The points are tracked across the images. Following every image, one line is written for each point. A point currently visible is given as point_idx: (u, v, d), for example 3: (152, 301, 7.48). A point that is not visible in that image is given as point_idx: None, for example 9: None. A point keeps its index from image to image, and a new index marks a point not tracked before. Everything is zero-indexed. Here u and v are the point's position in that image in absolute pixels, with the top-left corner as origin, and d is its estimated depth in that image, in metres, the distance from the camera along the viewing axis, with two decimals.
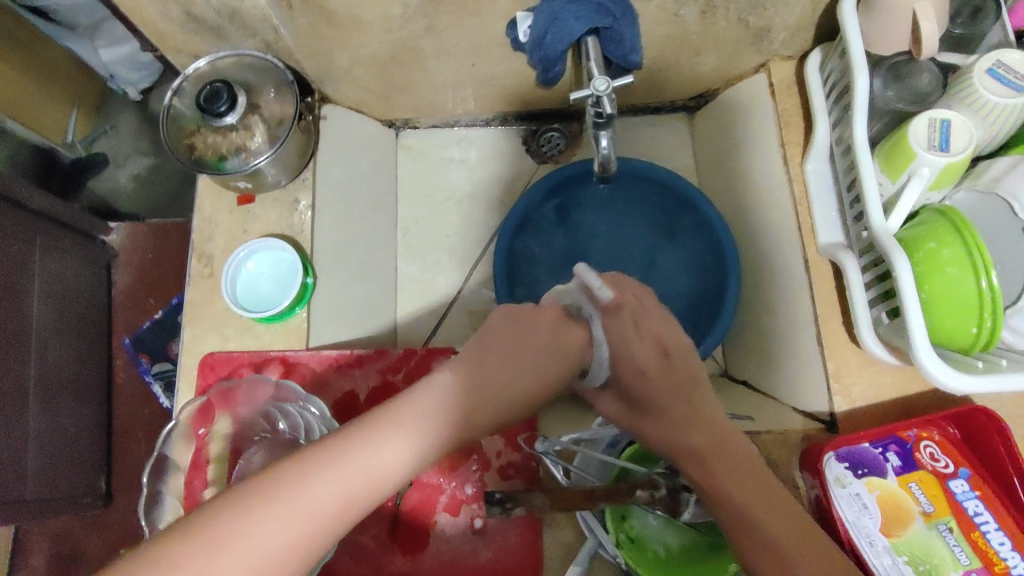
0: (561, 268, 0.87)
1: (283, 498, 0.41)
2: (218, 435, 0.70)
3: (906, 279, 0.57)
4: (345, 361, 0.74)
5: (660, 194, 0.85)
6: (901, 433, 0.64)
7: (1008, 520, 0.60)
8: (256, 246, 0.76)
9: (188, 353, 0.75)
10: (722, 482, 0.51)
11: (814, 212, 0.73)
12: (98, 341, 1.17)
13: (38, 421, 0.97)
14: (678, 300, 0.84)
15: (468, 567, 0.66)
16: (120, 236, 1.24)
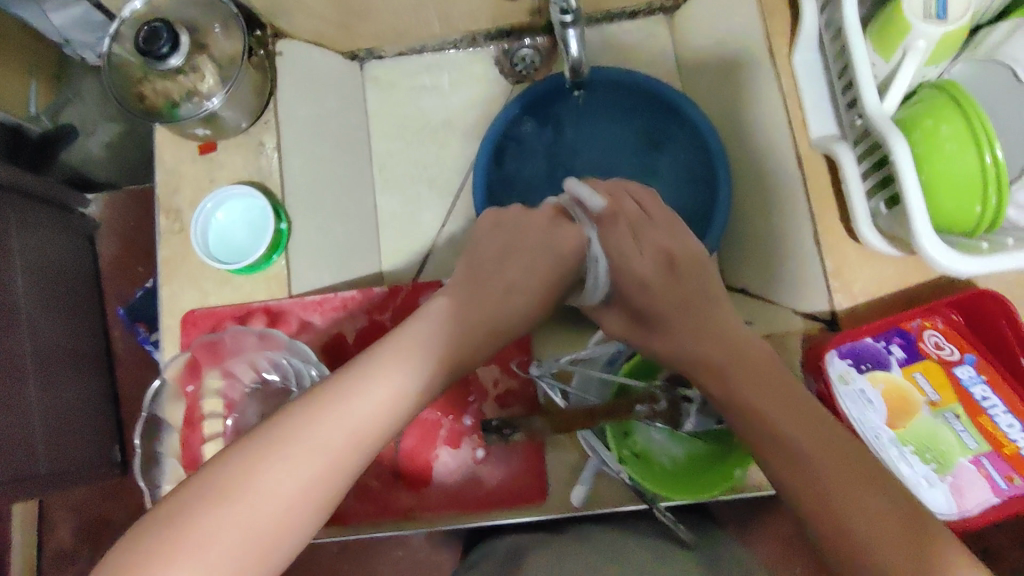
0: (546, 188, 0.83)
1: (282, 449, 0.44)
2: (209, 391, 0.69)
3: (905, 163, 0.53)
4: (328, 304, 0.72)
5: (644, 98, 0.81)
6: (904, 325, 0.62)
7: (1018, 402, 0.58)
8: (223, 194, 0.73)
9: (168, 312, 0.73)
10: (745, 390, 0.51)
11: (805, 105, 0.69)
12: (91, 312, 1.16)
13: (40, 397, 0.96)
14: (669, 207, 0.81)
15: (474, 498, 0.66)
16: (98, 208, 1.22)
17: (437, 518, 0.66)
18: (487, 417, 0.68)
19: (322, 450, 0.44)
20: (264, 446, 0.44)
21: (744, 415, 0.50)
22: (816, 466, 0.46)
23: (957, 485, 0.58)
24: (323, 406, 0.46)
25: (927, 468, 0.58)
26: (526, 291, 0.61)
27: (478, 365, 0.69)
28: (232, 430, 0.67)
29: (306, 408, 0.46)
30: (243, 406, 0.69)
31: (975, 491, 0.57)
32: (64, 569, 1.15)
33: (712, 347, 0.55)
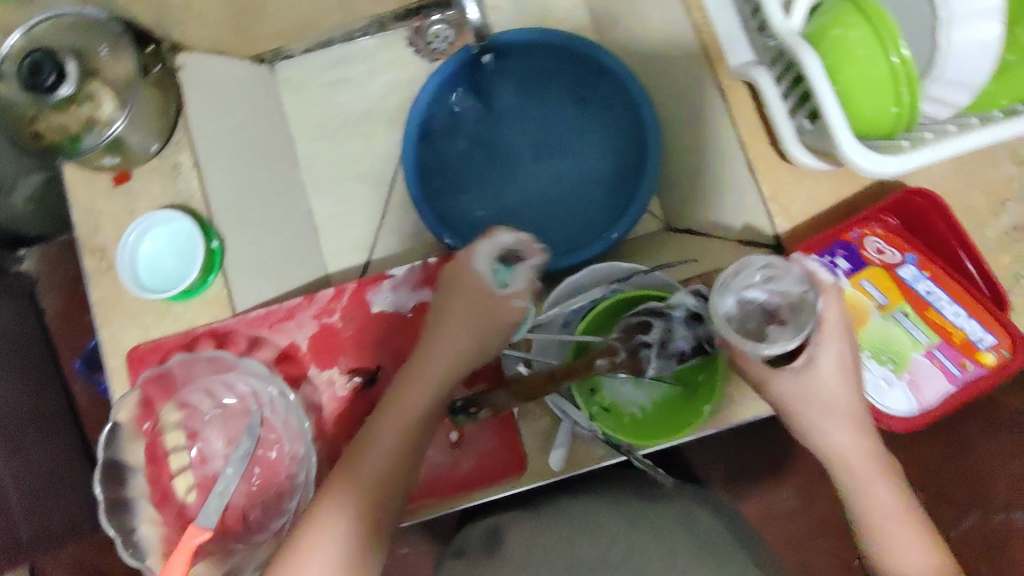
0: (482, 162, 0.81)
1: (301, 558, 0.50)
2: (169, 425, 0.66)
3: (818, 75, 0.53)
4: (275, 316, 0.69)
5: (567, 52, 0.77)
6: (845, 237, 0.64)
7: (961, 291, 0.62)
8: (146, 223, 0.70)
9: (110, 354, 0.70)
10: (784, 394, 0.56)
11: (718, 33, 0.68)
12: (47, 370, 1.12)
13: (8, 465, 0.92)
14: (602, 159, 0.80)
15: (452, 481, 0.65)
16: (33, 262, 1.17)
17: (419, 507, 0.64)
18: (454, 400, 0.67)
19: (351, 509, 0.52)
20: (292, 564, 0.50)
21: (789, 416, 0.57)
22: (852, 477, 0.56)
23: (915, 381, 0.63)
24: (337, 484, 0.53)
25: (885, 369, 0.63)
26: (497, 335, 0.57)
27: None
28: (199, 459, 0.65)
29: (314, 513, 0.52)
30: (206, 434, 0.66)
31: (932, 383, 0.62)
32: None
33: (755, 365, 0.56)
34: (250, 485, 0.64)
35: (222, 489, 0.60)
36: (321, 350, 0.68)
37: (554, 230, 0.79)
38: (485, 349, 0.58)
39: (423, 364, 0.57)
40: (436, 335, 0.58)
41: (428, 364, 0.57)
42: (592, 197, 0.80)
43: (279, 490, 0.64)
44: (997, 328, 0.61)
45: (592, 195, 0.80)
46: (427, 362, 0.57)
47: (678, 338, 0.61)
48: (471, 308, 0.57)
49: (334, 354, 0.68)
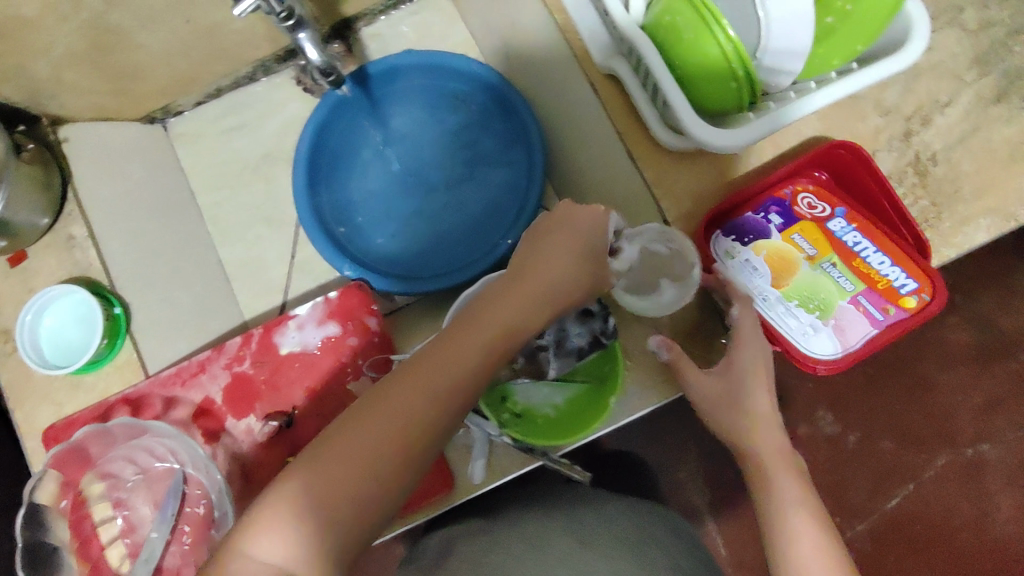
0: (385, 191, 0.82)
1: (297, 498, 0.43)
2: (93, 498, 0.65)
3: (654, 62, 0.56)
4: (186, 373, 0.69)
5: (455, 75, 0.80)
6: (778, 193, 0.65)
7: (887, 242, 0.62)
8: (40, 300, 0.70)
9: (27, 435, 0.69)
10: (706, 403, 0.61)
11: (580, 31, 0.68)
12: None
13: None
14: (500, 173, 0.81)
15: None
16: None
17: None
18: None
19: (364, 453, 0.44)
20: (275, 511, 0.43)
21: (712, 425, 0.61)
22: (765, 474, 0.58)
23: (840, 327, 0.61)
24: (358, 421, 0.45)
25: (812, 317, 0.61)
26: (566, 290, 0.55)
27: (351, 382, 0.68)
28: (128, 527, 0.65)
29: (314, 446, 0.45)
30: (132, 501, 0.66)
31: (856, 327, 0.60)
32: None
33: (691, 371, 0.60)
34: (181, 545, 0.63)
35: (148, 555, 0.62)
36: (237, 399, 0.68)
37: (453, 253, 0.79)
38: (548, 305, 0.54)
39: (493, 311, 0.51)
40: (512, 286, 0.53)
41: (496, 315, 0.51)
42: (490, 203, 0.81)
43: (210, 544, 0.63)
44: (918, 274, 0.61)
45: (490, 202, 0.81)
46: (499, 310, 0.52)
47: (573, 336, 0.64)
48: (561, 268, 0.55)
49: (251, 401, 0.68)
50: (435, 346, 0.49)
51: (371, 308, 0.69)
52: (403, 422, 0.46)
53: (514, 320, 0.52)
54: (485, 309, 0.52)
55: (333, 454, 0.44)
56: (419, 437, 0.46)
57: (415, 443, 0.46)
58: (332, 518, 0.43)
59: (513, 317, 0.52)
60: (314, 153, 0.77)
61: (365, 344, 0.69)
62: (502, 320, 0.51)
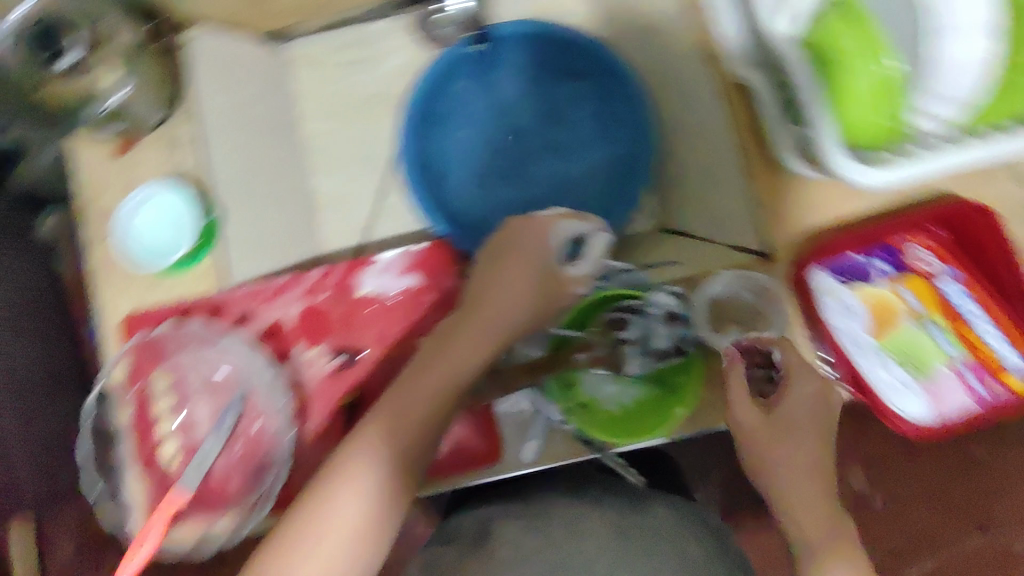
0: (481, 157, 0.82)
1: (336, 483, 0.53)
2: (159, 391, 0.68)
3: (806, 85, 0.55)
4: (265, 293, 0.70)
5: (585, 58, 0.78)
6: (890, 241, 0.62)
7: (1002, 315, 0.58)
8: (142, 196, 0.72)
9: (105, 318, 0.72)
10: (775, 451, 0.62)
11: (719, 30, 0.64)
12: None
13: None
14: (594, 169, 0.80)
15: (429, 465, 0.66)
16: None
17: None
18: None
19: (385, 442, 0.55)
20: (327, 493, 0.53)
21: (760, 469, 0.63)
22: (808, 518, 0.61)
23: (931, 388, 0.61)
24: (373, 425, 0.55)
25: (904, 373, 0.61)
26: (551, 292, 0.63)
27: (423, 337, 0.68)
28: (184, 427, 0.67)
29: (344, 448, 0.55)
30: (193, 402, 0.68)
31: (952, 394, 0.60)
32: None
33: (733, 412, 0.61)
34: (229, 456, 0.65)
35: (201, 460, 0.63)
36: (308, 329, 0.69)
37: (528, 234, 0.79)
38: (540, 296, 0.63)
39: (492, 305, 0.62)
40: (497, 286, 0.63)
41: (489, 307, 0.62)
42: (589, 188, 0.80)
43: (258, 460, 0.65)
44: None
45: (589, 187, 0.81)
46: (487, 307, 0.62)
47: (658, 336, 0.64)
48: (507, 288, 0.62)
49: (319, 334, 0.69)
50: (431, 346, 0.60)
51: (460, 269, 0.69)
52: (413, 418, 0.56)
53: (506, 312, 0.62)
54: (481, 308, 0.62)
55: (364, 450, 0.54)
56: (423, 421, 0.56)
57: (422, 424, 0.56)
58: (387, 489, 0.54)
59: (500, 306, 0.62)
60: (424, 112, 0.78)
61: (443, 302, 0.69)
62: (493, 312, 0.62)
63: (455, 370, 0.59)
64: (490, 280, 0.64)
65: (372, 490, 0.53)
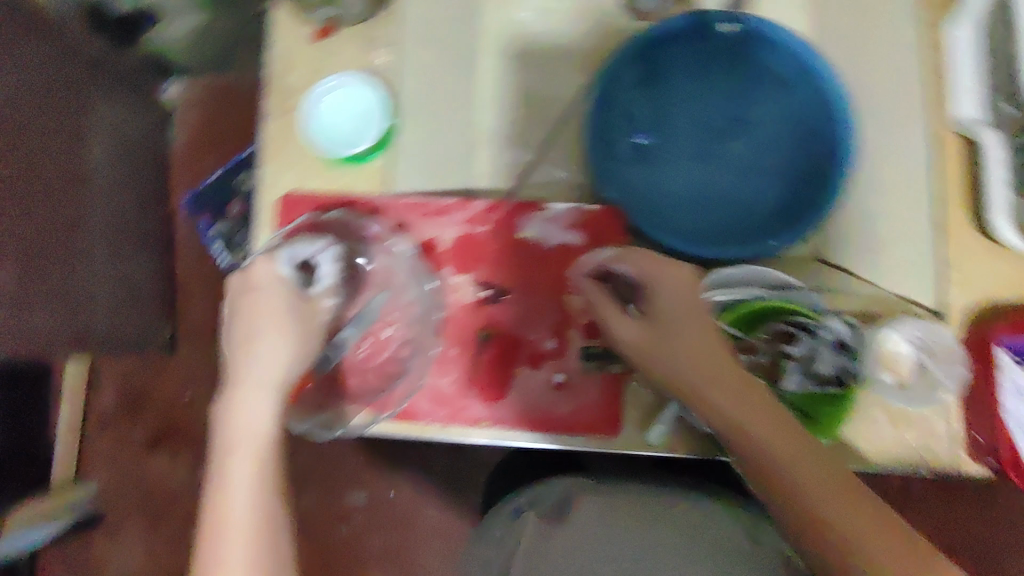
0: (653, 146, 0.75)
1: (219, 508, 0.57)
2: (300, 272, 0.69)
3: (994, 158, 0.67)
4: (428, 209, 0.70)
5: (800, 80, 0.72)
6: None
7: None
8: (343, 83, 0.72)
9: (264, 192, 0.73)
10: (725, 397, 0.56)
11: (955, 85, 0.69)
12: (149, 186, 1.34)
13: (105, 260, 1.17)
14: (757, 201, 0.73)
15: (543, 417, 0.66)
16: (176, 89, 1.44)
17: (505, 431, 0.66)
18: (572, 345, 0.67)
19: (244, 467, 0.58)
20: (214, 535, 0.56)
21: (726, 424, 0.55)
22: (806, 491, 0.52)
23: None
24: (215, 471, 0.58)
25: None
26: (304, 341, 0.65)
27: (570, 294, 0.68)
28: (317, 314, 0.68)
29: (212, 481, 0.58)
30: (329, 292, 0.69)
31: None
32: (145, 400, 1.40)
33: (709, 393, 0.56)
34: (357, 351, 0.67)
35: None
36: (464, 254, 0.69)
37: (667, 230, 0.71)
38: (294, 342, 0.64)
39: (245, 365, 0.63)
40: (232, 350, 0.64)
41: (265, 342, 0.63)
42: (763, 199, 0.73)
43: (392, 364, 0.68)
44: None
45: (763, 198, 0.73)
46: (235, 362, 0.63)
47: (823, 360, 0.61)
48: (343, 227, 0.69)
49: (472, 263, 0.69)
50: (227, 389, 0.62)
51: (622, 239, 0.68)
52: (236, 444, 0.59)
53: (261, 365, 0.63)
54: (239, 348, 0.64)
55: (221, 498, 0.57)
56: (262, 458, 0.59)
57: (264, 459, 0.59)
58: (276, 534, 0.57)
59: (256, 356, 0.63)
60: (610, 85, 0.73)
61: (599, 266, 0.67)
62: (244, 355, 0.63)
63: (266, 411, 0.61)
64: (248, 360, 0.63)
65: (238, 521, 0.57)
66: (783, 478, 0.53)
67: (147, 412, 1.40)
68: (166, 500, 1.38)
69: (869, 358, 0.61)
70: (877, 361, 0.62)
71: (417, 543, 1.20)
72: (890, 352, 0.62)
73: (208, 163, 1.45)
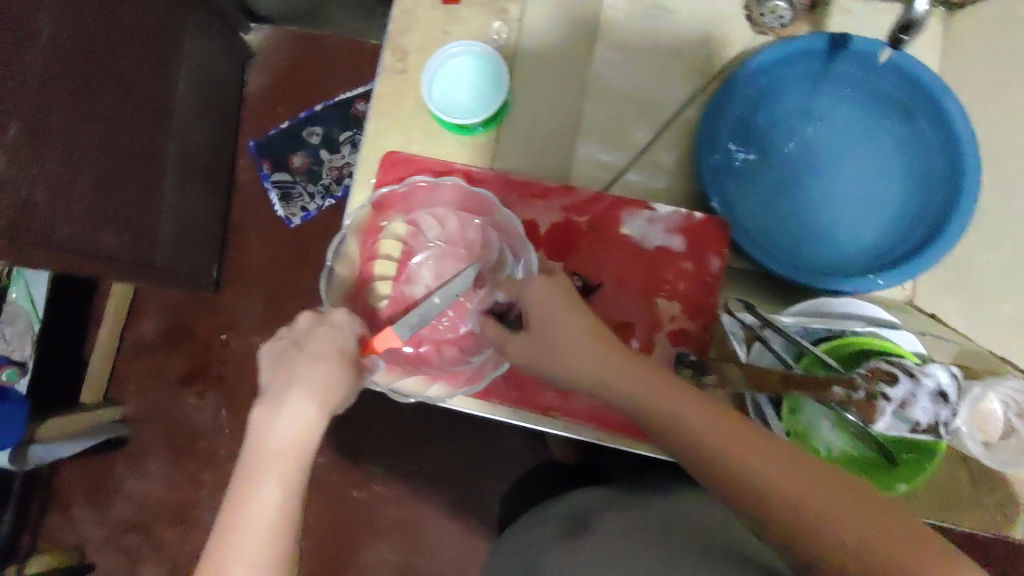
0: (760, 165, 0.74)
1: (234, 529, 0.46)
2: (393, 233, 0.69)
3: None
4: (528, 190, 0.69)
5: (924, 120, 0.71)
6: None
7: None
8: (477, 50, 0.73)
9: (368, 147, 0.73)
10: (705, 425, 0.49)
11: None
12: (223, 129, 1.36)
13: (172, 193, 1.18)
14: (863, 241, 0.71)
15: (617, 418, 0.65)
16: (258, 36, 1.44)
17: (576, 425, 0.66)
18: (657, 351, 0.65)
19: (275, 487, 0.48)
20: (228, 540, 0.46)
21: (678, 438, 0.50)
22: (788, 491, 0.44)
23: None
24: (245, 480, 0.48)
25: None
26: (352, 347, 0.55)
27: (661, 299, 0.66)
28: (405, 278, 0.68)
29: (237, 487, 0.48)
30: (418, 257, 0.69)
31: None
32: (179, 339, 1.39)
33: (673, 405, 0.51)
34: (440, 322, 0.65)
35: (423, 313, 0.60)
36: (558, 241, 0.68)
37: (768, 246, 0.70)
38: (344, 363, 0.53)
39: (297, 372, 0.51)
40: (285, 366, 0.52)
41: (317, 358, 0.52)
42: (867, 235, 0.71)
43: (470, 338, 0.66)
44: None
45: (868, 234, 0.71)
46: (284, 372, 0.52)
47: (919, 407, 0.56)
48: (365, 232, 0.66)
49: (566, 251, 0.68)
50: (277, 384, 0.52)
51: (721, 251, 0.66)
52: (277, 452, 0.49)
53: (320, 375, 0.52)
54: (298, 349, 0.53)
55: (244, 496, 0.47)
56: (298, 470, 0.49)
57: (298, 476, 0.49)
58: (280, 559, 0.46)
59: (309, 351, 0.53)
60: (729, 95, 0.72)
61: (694, 275, 0.66)
62: (294, 365, 0.52)
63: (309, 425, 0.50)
64: (315, 330, 0.54)
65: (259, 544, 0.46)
66: (753, 486, 0.46)
67: (182, 348, 1.39)
68: (189, 437, 1.36)
69: (966, 417, 0.58)
70: (971, 419, 0.58)
71: (434, 526, 1.16)
72: (983, 411, 0.59)
73: (280, 112, 1.44)
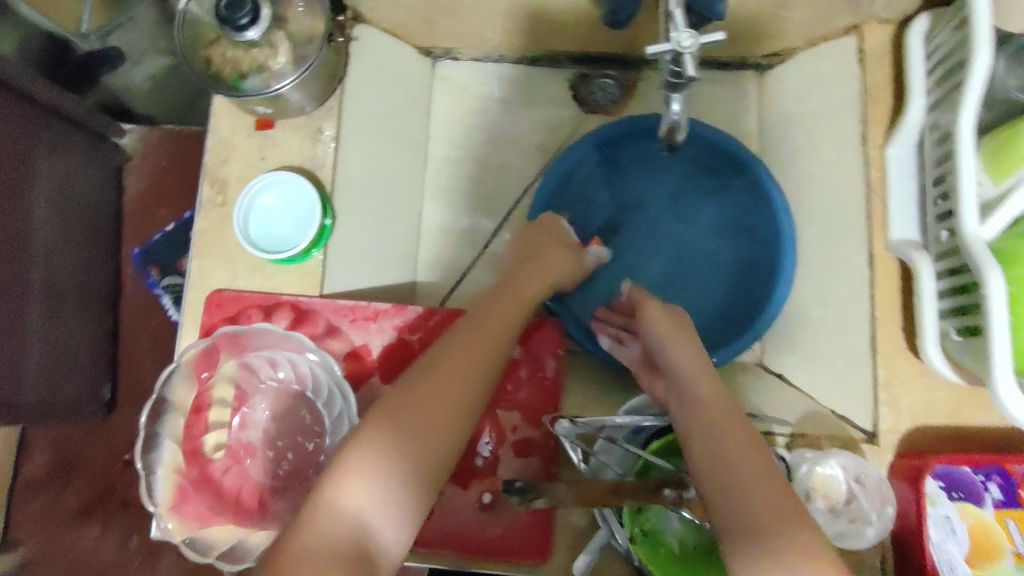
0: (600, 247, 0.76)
1: (427, 382, 0.51)
2: (222, 377, 0.67)
3: (928, 289, 0.62)
4: (360, 313, 0.69)
5: (740, 184, 0.73)
6: (1008, 466, 0.58)
7: None
8: (272, 179, 0.71)
9: (194, 288, 0.71)
10: (700, 385, 0.54)
11: (890, 202, 0.66)
12: (106, 247, 1.16)
13: (39, 327, 0.97)
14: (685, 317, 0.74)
15: (472, 542, 0.63)
16: (133, 140, 1.21)
17: (431, 555, 0.63)
18: (503, 464, 0.64)
19: (463, 378, 0.52)
20: (410, 392, 0.50)
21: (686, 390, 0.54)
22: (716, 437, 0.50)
23: None
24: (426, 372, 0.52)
25: None
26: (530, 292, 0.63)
27: (502, 409, 0.66)
28: (239, 424, 0.67)
29: (426, 364, 0.52)
30: (254, 401, 0.68)
31: None
32: None
33: (703, 384, 0.54)
34: (279, 467, 0.66)
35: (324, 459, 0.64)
36: (393, 363, 0.68)
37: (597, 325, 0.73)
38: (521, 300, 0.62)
39: (514, 289, 0.62)
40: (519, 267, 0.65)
41: (519, 283, 0.63)
42: (702, 302, 0.74)
43: (314, 469, 0.65)
44: None
45: (702, 300, 0.74)
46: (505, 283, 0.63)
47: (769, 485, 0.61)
48: (553, 262, 0.67)
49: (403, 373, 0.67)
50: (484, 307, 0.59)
51: (558, 353, 0.67)
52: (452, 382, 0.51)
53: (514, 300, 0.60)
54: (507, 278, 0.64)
55: (429, 372, 0.51)
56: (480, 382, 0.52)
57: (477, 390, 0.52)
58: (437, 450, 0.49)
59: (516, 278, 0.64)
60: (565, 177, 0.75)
61: (533, 381, 0.66)
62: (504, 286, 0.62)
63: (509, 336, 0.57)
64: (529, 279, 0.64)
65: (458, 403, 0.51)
66: (698, 430, 0.51)
67: None
68: None
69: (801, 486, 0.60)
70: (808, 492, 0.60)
71: None
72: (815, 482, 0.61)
73: (164, 215, 1.21)
